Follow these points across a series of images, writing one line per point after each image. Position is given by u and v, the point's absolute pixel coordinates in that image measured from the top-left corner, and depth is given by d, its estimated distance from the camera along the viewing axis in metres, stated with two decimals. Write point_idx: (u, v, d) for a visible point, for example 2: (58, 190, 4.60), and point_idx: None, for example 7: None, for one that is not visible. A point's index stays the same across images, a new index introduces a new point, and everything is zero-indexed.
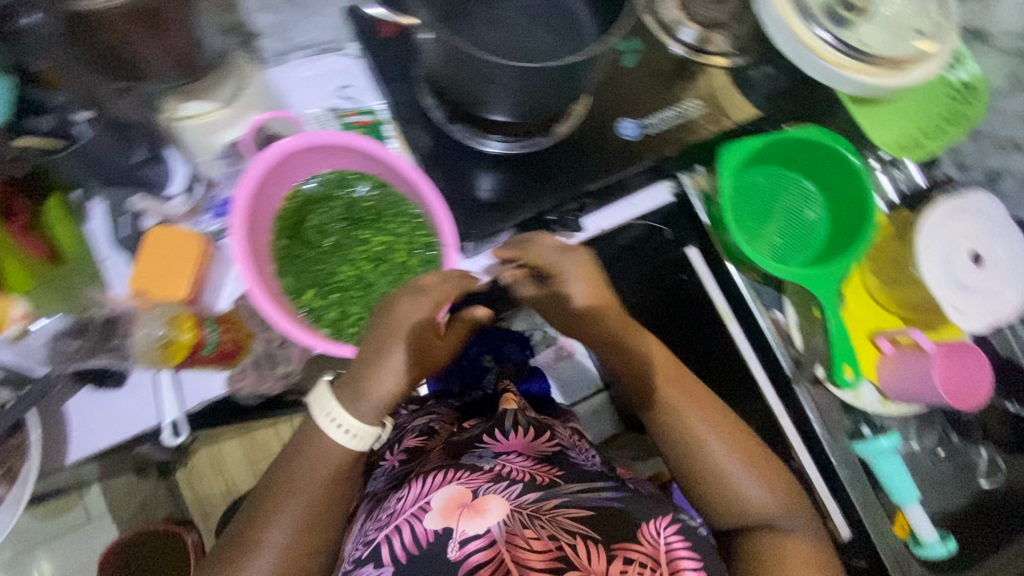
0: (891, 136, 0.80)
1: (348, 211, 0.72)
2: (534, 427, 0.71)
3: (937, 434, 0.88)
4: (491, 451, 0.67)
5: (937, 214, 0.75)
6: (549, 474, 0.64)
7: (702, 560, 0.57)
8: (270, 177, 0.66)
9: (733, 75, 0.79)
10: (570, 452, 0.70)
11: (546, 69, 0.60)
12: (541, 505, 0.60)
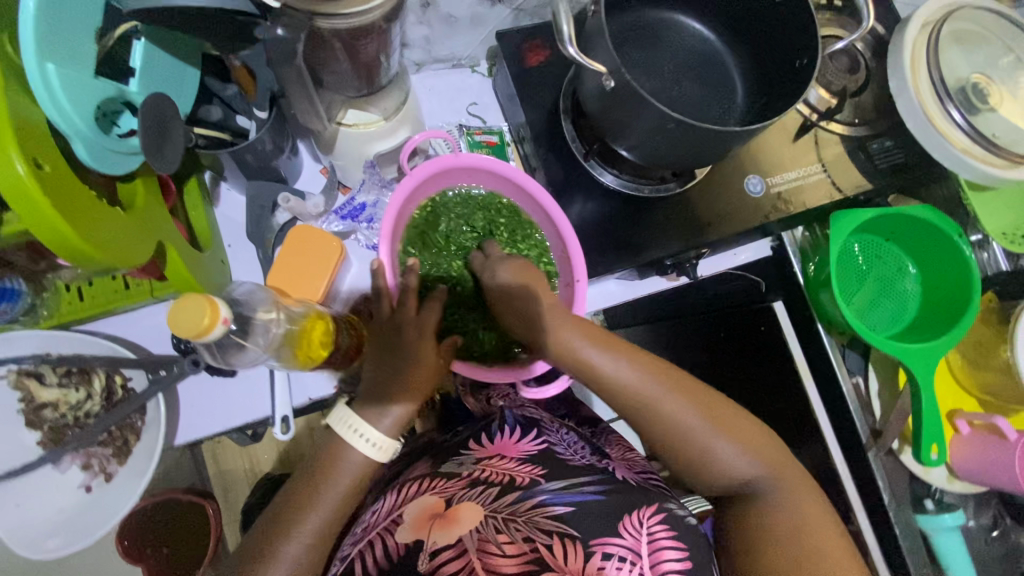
0: (998, 224, 0.82)
1: (479, 232, 0.73)
2: (521, 427, 0.69)
3: (994, 514, 0.90)
4: (473, 457, 0.64)
5: None
6: (530, 473, 0.59)
7: (688, 551, 0.54)
8: (417, 189, 0.68)
9: (852, 146, 0.81)
10: (555, 447, 0.65)
11: (702, 130, 0.58)
12: (519, 505, 0.55)
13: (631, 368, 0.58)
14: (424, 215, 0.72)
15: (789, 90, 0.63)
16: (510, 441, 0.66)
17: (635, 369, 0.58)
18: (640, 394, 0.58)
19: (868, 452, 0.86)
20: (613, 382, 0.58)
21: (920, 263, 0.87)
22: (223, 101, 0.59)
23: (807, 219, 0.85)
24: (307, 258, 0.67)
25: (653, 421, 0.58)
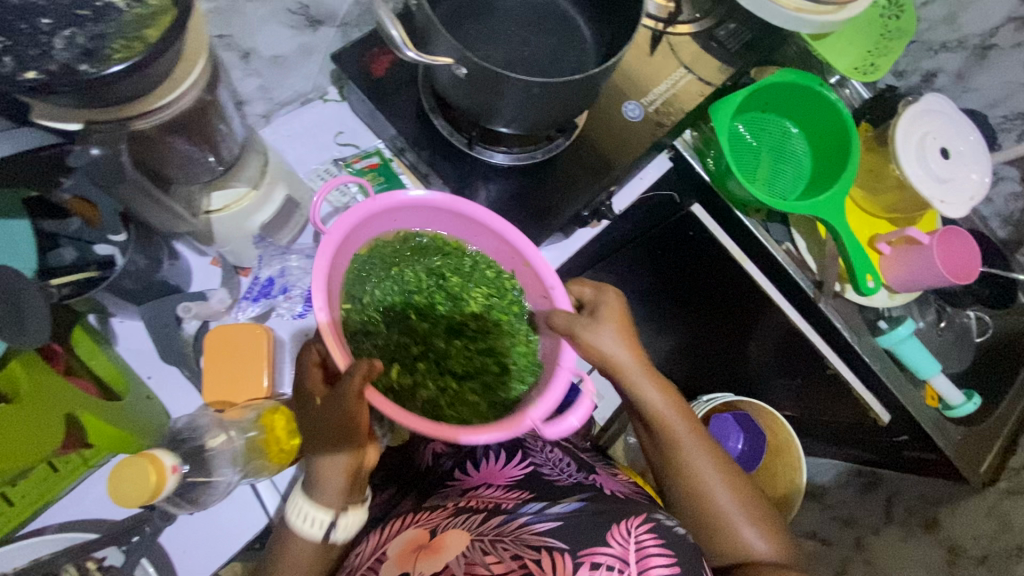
0: (845, 63, 0.88)
1: (427, 276, 0.63)
2: (506, 451, 0.78)
3: (935, 309, 1.00)
4: (463, 487, 0.74)
5: (905, 121, 0.85)
6: (513, 500, 0.68)
7: (674, 556, 0.55)
8: (342, 247, 0.57)
9: (705, 40, 0.83)
10: (541, 470, 0.74)
11: (568, 83, 0.58)
12: (505, 528, 0.60)
13: (687, 425, 0.63)
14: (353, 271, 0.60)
15: (629, 16, 0.64)
16: (496, 468, 0.76)
17: (683, 417, 0.63)
18: (684, 446, 0.63)
19: (819, 303, 0.93)
20: (675, 432, 0.63)
21: (802, 130, 0.93)
22: (71, 239, 0.53)
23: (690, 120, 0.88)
24: (240, 357, 0.63)
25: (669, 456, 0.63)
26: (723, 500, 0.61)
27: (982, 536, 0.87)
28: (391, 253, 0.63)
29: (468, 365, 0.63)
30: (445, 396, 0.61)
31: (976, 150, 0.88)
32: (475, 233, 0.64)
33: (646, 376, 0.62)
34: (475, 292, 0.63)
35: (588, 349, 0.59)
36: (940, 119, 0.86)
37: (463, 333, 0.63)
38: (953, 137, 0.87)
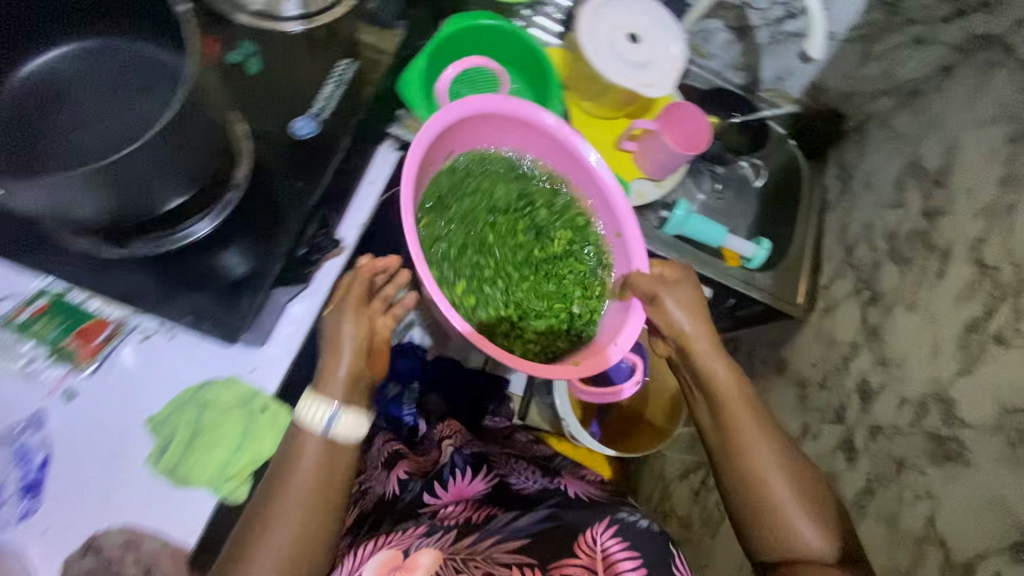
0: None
1: (557, 214, 0.84)
2: (473, 464, 0.90)
3: (709, 175, 1.06)
4: (431, 511, 0.82)
5: (584, 24, 0.84)
6: (485, 513, 0.82)
7: (640, 557, 0.70)
8: (440, 139, 0.76)
9: (358, 20, 0.76)
10: (510, 479, 0.89)
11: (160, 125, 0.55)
12: (474, 548, 0.74)
13: (755, 417, 0.68)
14: (443, 188, 0.80)
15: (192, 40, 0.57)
16: (462, 483, 0.86)
17: (744, 399, 0.69)
18: (750, 439, 0.66)
19: None
20: (740, 434, 0.67)
21: (523, 76, 0.92)
22: None
23: (388, 102, 0.84)
24: None
25: (728, 445, 0.67)
26: (776, 479, 0.65)
27: (817, 361, 0.94)
28: (449, 181, 0.80)
29: (542, 282, 0.84)
30: (525, 308, 0.82)
31: (666, 21, 0.87)
32: (569, 169, 0.82)
33: (716, 355, 0.71)
34: (560, 233, 0.84)
35: (667, 329, 0.73)
36: (616, 8, 0.85)
37: (531, 262, 0.84)
38: (640, 21, 0.85)
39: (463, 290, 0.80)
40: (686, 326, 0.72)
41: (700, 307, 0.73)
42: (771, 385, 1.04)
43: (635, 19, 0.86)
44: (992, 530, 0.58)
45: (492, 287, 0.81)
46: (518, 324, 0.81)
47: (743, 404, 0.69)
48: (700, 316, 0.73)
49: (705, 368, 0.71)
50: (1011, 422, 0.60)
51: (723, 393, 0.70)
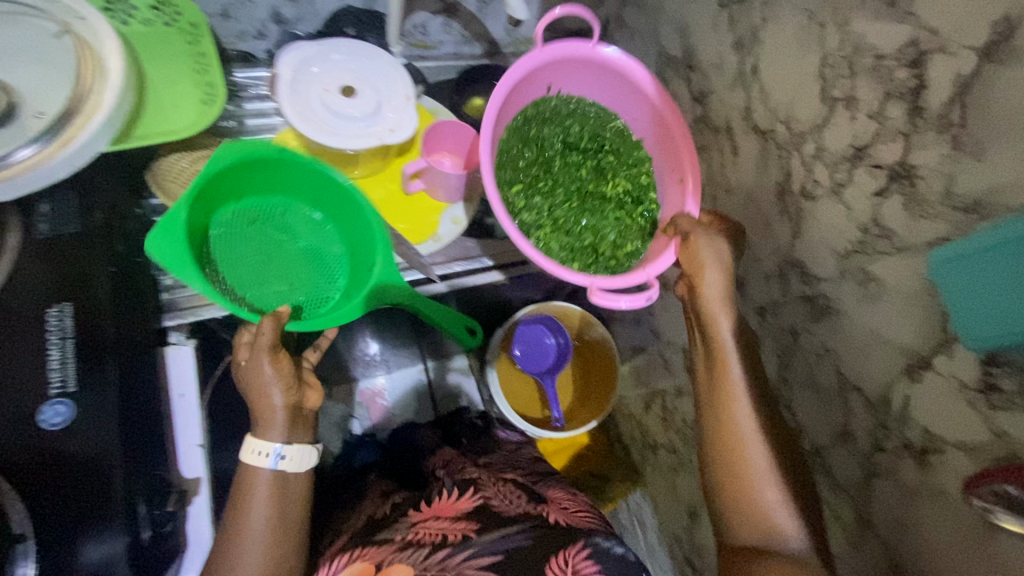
0: (192, 112, 0.75)
1: (627, 173, 0.85)
2: (457, 488, 0.85)
3: None
4: (406, 523, 0.79)
5: (287, 108, 0.75)
6: (461, 530, 0.75)
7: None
8: (513, 91, 0.78)
9: (37, 252, 0.63)
10: (489, 501, 0.80)
11: None
12: (447, 562, 0.69)
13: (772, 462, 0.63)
14: (525, 158, 0.85)
15: None
16: (448, 502, 0.82)
17: (750, 373, 0.68)
18: (765, 469, 0.62)
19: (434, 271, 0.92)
20: (753, 467, 0.63)
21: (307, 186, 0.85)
22: None
23: (141, 302, 0.71)
24: None
25: (718, 404, 0.66)
26: (778, 512, 0.61)
27: None
28: (530, 117, 0.84)
29: (589, 219, 0.85)
30: (560, 227, 0.84)
31: (364, 52, 0.80)
32: (638, 125, 0.85)
33: (724, 307, 0.68)
34: (619, 180, 0.85)
35: (687, 258, 0.70)
36: (309, 76, 0.77)
37: (589, 195, 0.86)
38: (339, 73, 0.78)
39: (539, 234, 0.83)
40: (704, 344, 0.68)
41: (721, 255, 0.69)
42: (664, 300, 1.07)
43: (335, 74, 0.78)
44: (884, 361, 0.63)
45: (548, 226, 0.84)
46: (548, 238, 0.83)
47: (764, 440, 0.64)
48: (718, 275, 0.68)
49: (711, 323, 0.69)
50: (851, 264, 0.65)
51: (736, 422, 0.65)
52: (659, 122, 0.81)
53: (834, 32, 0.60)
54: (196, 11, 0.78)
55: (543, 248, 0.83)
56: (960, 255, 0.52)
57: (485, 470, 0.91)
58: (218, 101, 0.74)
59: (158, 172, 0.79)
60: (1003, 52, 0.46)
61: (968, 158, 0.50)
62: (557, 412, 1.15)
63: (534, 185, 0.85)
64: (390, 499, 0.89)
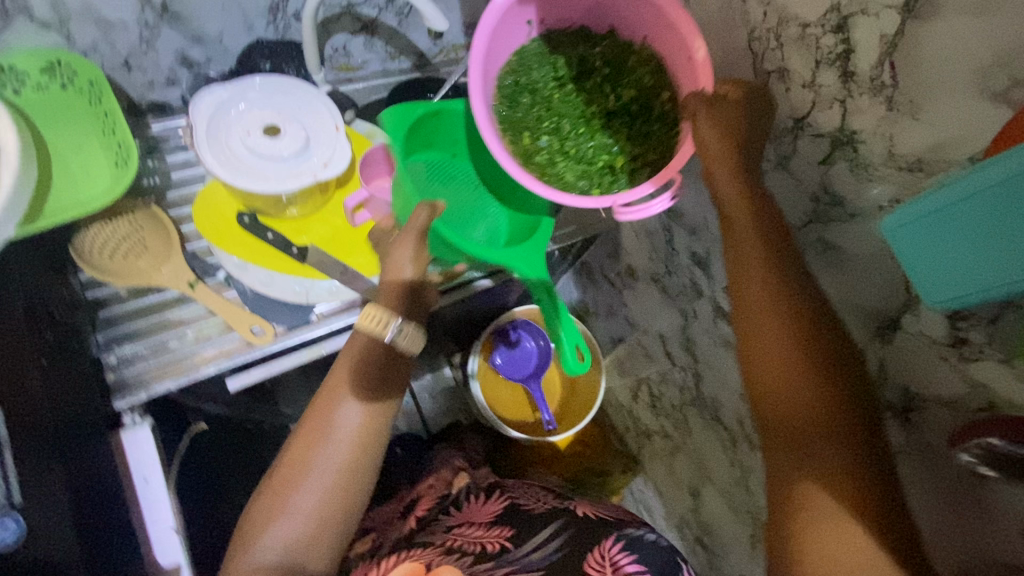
0: (107, 179, 0.68)
1: (630, 83, 0.70)
2: (484, 491, 0.99)
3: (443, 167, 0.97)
4: (445, 526, 0.90)
5: (211, 159, 0.70)
6: (498, 538, 0.83)
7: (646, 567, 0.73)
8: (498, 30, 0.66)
9: None
10: (517, 500, 0.94)
11: None
12: (490, 567, 0.76)
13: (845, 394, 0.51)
14: (504, 91, 0.71)
15: None
16: (478, 506, 0.95)
17: (789, 285, 0.55)
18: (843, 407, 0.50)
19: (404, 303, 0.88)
20: (819, 402, 0.50)
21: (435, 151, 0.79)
22: None
23: (79, 389, 0.66)
24: None
25: (762, 315, 0.55)
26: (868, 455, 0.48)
27: (650, 253, 0.96)
28: (523, 54, 0.72)
29: (610, 140, 0.70)
30: (559, 162, 0.71)
31: (279, 87, 0.75)
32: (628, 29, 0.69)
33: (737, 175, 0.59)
34: (626, 90, 0.70)
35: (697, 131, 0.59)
36: (230, 120, 0.73)
37: (608, 115, 0.71)
38: (262, 112, 0.73)
39: (546, 173, 0.70)
40: (763, 276, 0.56)
41: (736, 144, 0.59)
42: (634, 290, 1.06)
43: (257, 114, 0.73)
44: (855, 326, 0.63)
45: (558, 162, 0.71)
46: (560, 172, 0.70)
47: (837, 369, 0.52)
48: (734, 165, 0.59)
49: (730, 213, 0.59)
50: (810, 235, 0.64)
51: (799, 344, 0.53)
52: (656, 20, 0.64)
53: (757, 5, 0.59)
54: (90, 67, 0.71)
55: (555, 183, 0.69)
56: (909, 219, 0.47)
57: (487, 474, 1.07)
58: (130, 161, 0.67)
59: (82, 247, 0.73)
60: (924, 9, 0.46)
61: (906, 118, 0.50)
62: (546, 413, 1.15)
63: (539, 119, 0.72)
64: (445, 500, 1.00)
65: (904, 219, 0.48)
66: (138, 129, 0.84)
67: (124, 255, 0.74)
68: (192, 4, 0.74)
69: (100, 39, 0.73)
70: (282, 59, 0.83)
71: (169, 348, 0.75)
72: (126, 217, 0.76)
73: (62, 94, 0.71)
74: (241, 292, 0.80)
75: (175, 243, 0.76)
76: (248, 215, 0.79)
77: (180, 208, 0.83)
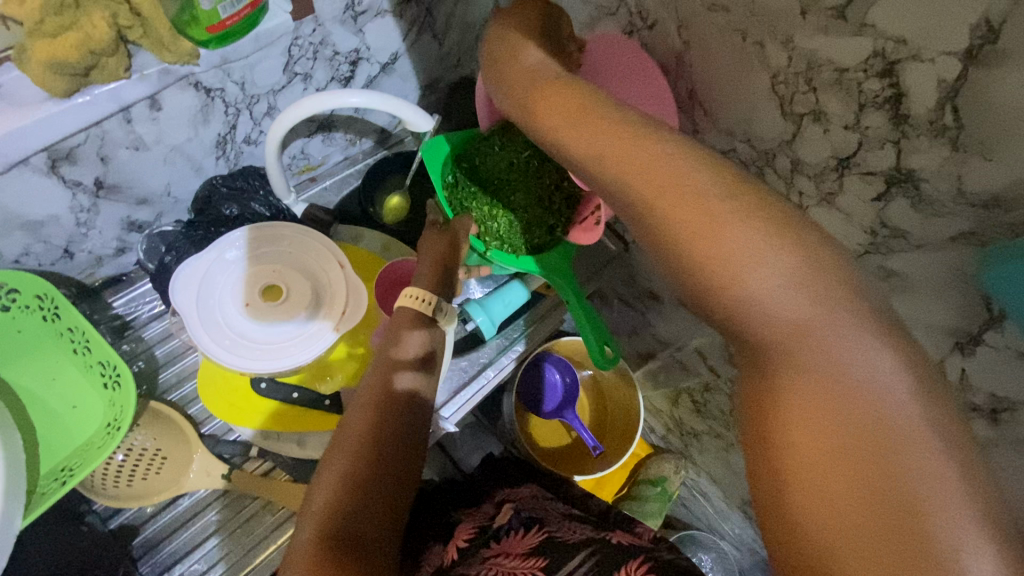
0: (101, 402, 0.65)
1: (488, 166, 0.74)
2: (522, 524, 0.92)
3: None
4: (479, 556, 0.85)
5: (219, 349, 0.61)
6: (532, 567, 0.80)
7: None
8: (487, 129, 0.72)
9: None
10: (555, 534, 0.88)
11: None
12: None
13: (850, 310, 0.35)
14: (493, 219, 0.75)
15: None
16: (515, 538, 0.89)
17: None
18: (811, 325, 0.35)
19: (452, 405, 0.82)
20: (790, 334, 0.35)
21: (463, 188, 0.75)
22: None
23: None
24: None
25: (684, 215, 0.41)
26: (861, 384, 0.33)
27: None
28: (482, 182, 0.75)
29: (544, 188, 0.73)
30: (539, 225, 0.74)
31: (264, 235, 0.66)
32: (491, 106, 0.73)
33: None
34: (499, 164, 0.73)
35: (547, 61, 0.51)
36: (218, 291, 0.63)
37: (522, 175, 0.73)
38: (255, 275, 0.65)
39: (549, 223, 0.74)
40: None
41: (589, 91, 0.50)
42: (660, 311, 1.03)
43: (250, 276, 0.65)
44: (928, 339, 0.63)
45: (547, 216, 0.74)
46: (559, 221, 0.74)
47: (796, 271, 0.35)
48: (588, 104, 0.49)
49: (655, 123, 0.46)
50: (867, 263, 0.63)
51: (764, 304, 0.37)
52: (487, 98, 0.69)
53: (779, 49, 0.55)
54: (31, 280, 0.61)
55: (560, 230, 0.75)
56: (997, 269, 0.50)
57: (532, 503, 1.01)
58: (127, 379, 0.61)
59: (90, 483, 0.66)
60: (990, 56, 0.42)
61: (976, 158, 0.48)
62: (586, 438, 1.15)
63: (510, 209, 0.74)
64: (483, 533, 0.93)
65: (992, 268, 0.51)
66: (99, 312, 0.72)
67: (144, 474, 0.68)
68: (131, 170, 0.63)
69: (30, 240, 0.62)
70: (246, 195, 0.72)
71: (223, 556, 0.67)
72: (133, 431, 0.68)
73: (5, 315, 0.61)
74: (279, 462, 0.72)
75: (194, 438, 0.69)
76: (265, 379, 0.71)
77: (178, 388, 0.73)
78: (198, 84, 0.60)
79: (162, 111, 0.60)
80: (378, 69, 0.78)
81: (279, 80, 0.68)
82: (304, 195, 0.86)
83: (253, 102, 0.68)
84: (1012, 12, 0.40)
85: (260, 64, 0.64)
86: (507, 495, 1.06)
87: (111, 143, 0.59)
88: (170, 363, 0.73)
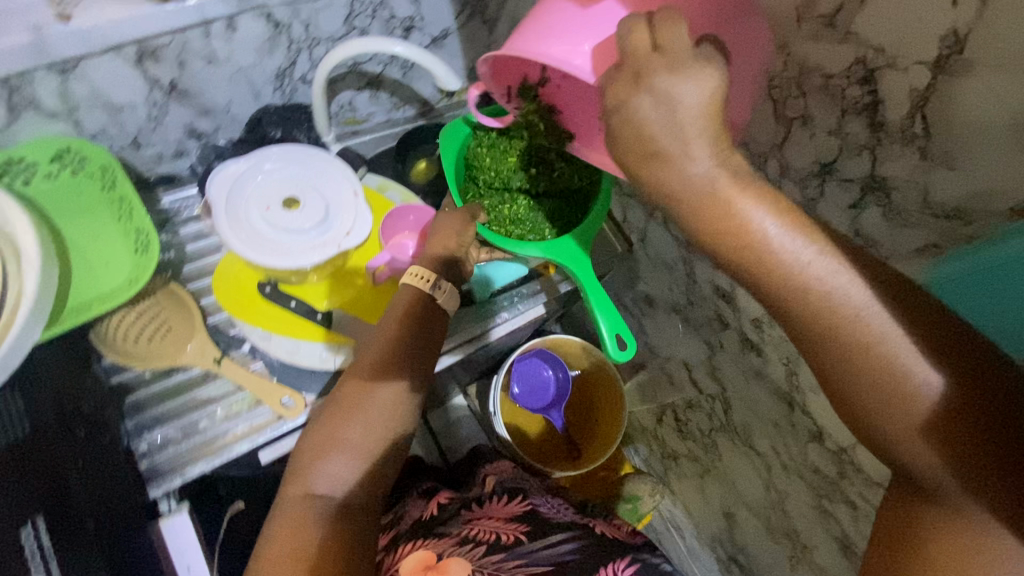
0: (127, 263, 0.74)
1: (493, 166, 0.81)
2: (507, 494, 0.95)
3: None
4: (464, 518, 0.89)
5: (234, 236, 0.69)
6: (514, 531, 0.82)
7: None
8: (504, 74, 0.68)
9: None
10: (540, 509, 0.90)
11: None
12: (504, 564, 0.75)
13: None
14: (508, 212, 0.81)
15: None
16: (499, 505, 0.91)
17: None
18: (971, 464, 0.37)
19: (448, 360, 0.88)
20: None
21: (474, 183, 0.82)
22: None
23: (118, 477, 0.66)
24: None
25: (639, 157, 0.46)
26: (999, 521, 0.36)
27: (669, 285, 0.96)
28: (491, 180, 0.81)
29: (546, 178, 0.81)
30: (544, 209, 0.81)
31: (298, 157, 0.75)
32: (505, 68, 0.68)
33: None
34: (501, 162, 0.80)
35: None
36: (247, 191, 0.72)
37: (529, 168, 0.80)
38: (281, 185, 0.73)
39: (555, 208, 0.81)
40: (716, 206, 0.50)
41: None
42: (655, 319, 1.06)
43: (276, 185, 0.73)
44: None
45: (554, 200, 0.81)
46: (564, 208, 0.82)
47: None
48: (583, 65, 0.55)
49: None
50: None
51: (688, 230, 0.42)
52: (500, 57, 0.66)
53: (777, 54, 0.60)
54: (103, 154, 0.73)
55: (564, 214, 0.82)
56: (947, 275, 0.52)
57: (517, 479, 1.02)
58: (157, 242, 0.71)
59: (104, 334, 0.75)
60: (955, 66, 0.46)
61: (941, 167, 0.50)
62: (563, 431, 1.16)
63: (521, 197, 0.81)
64: (471, 498, 0.97)
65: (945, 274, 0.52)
66: (149, 203, 0.83)
67: (150, 338, 0.76)
68: (202, 79, 0.75)
69: (108, 122, 0.74)
70: (292, 124, 0.82)
71: (200, 429, 0.75)
72: (147, 300, 0.77)
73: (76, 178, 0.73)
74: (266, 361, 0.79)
75: (198, 320, 0.78)
76: (270, 284, 0.79)
77: (198, 280, 0.82)
78: (269, 16, 0.71)
79: (236, 32, 0.71)
80: (428, 41, 0.88)
81: (339, 30, 0.78)
82: (345, 141, 0.93)
83: (314, 44, 0.78)
84: (975, 24, 0.43)
85: (325, 11, 0.74)
86: (493, 469, 1.07)
87: (190, 51, 0.70)
88: (196, 257, 0.83)
